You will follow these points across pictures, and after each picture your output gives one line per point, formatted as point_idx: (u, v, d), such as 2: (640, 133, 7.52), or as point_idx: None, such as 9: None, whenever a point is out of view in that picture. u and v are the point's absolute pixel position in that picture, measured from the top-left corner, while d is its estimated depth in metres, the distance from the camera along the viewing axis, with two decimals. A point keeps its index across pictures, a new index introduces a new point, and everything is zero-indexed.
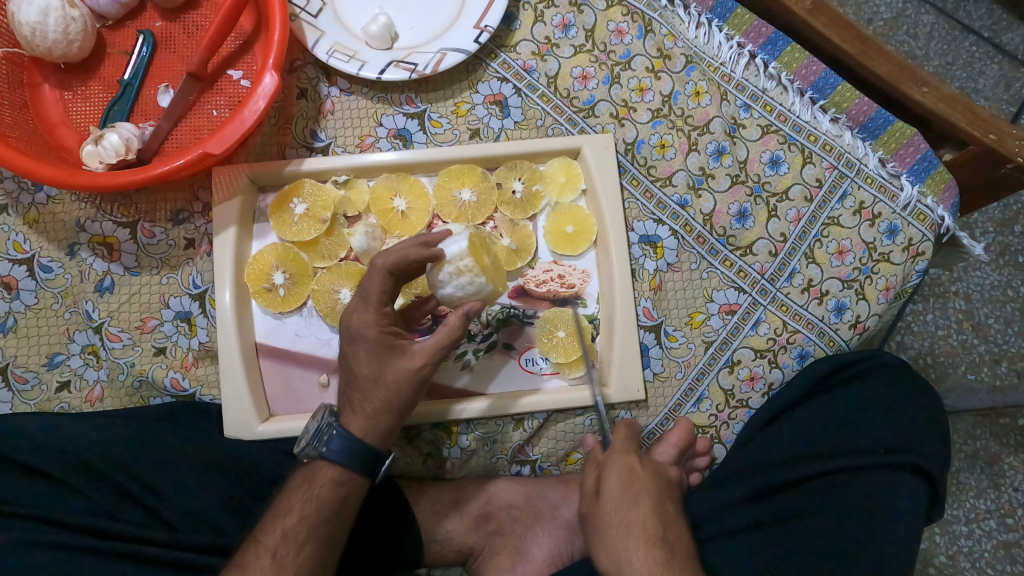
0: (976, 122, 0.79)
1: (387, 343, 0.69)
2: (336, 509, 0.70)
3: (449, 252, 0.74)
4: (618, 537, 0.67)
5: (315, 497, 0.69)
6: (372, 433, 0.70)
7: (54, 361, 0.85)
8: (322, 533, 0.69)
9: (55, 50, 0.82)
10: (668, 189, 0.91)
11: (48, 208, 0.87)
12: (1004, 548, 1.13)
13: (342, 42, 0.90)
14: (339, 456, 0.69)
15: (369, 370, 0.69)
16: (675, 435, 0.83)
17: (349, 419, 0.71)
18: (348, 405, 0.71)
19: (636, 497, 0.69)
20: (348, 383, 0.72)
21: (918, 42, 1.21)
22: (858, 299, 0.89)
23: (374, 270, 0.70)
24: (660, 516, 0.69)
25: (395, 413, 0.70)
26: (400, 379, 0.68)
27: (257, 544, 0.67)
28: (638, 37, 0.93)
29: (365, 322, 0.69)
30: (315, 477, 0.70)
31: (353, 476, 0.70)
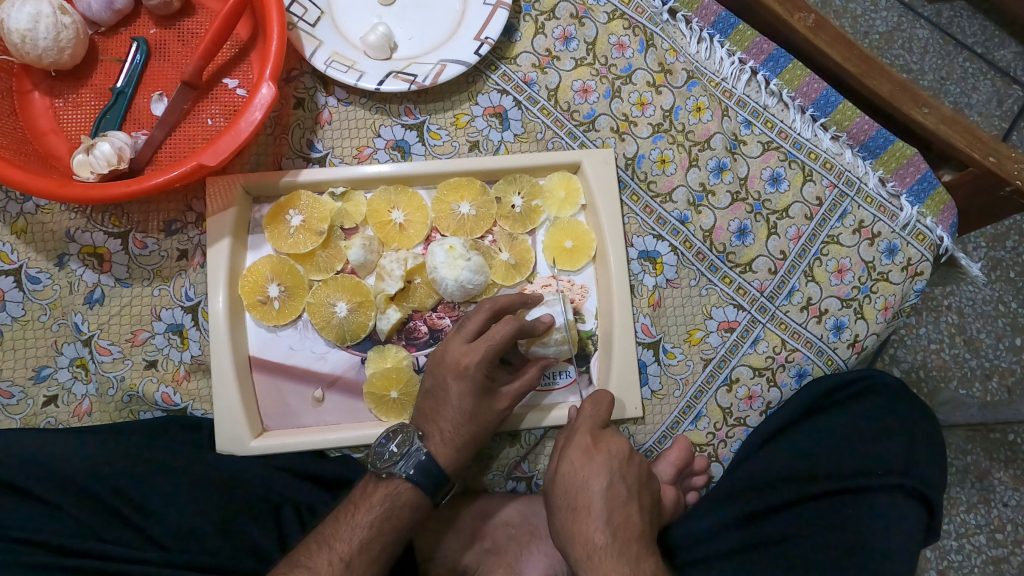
0: (976, 144, 0.79)
1: (486, 388, 0.76)
2: (408, 529, 0.71)
3: (557, 321, 0.82)
4: (565, 519, 0.69)
5: (394, 516, 0.70)
6: (454, 464, 0.75)
7: (41, 375, 0.83)
8: (392, 550, 0.70)
9: (45, 57, 0.80)
10: (668, 205, 0.91)
11: (37, 218, 0.86)
12: (993, 564, 1.13)
13: (340, 51, 0.88)
14: (426, 480, 0.72)
15: (469, 408, 0.75)
16: (586, 412, 0.75)
17: (435, 445, 0.74)
18: (435, 432, 0.75)
19: (586, 480, 0.70)
20: (436, 413, 0.76)
21: (913, 56, 1.21)
22: (857, 318, 0.89)
23: (479, 310, 0.77)
24: (609, 505, 0.68)
25: (477, 446, 0.77)
26: (490, 418, 0.76)
27: (330, 549, 0.68)
28: (639, 51, 0.93)
29: (477, 363, 0.74)
30: (396, 495, 0.71)
31: (427, 500, 0.73)
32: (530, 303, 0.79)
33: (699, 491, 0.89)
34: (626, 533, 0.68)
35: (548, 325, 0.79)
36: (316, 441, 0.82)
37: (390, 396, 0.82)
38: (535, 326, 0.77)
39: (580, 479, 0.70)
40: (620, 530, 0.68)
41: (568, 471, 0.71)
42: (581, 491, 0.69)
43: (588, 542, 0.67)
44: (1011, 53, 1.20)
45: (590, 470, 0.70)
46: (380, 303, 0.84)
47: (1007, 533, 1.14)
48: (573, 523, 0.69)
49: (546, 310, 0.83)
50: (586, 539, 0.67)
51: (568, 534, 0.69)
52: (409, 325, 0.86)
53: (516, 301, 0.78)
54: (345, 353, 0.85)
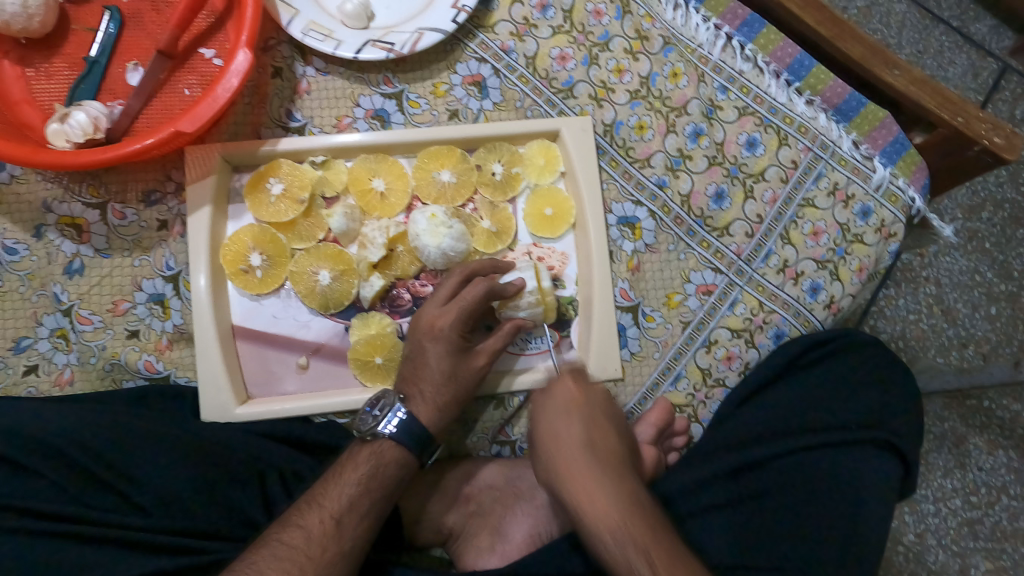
0: (945, 104, 0.81)
1: (462, 347, 0.78)
2: (395, 489, 0.72)
3: (529, 284, 0.83)
4: (549, 448, 0.70)
5: (380, 474, 0.72)
6: (437, 423, 0.76)
7: (21, 346, 0.83)
8: (380, 507, 0.71)
9: (14, 23, 0.79)
10: (647, 170, 0.92)
11: (13, 189, 0.85)
12: (968, 525, 1.16)
13: (317, 20, 0.88)
14: (410, 439, 0.73)
15: (446, 368, 0.77)
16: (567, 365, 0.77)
17: (417, 405, 0.76)
18: (416, 393, 0.76)
19: (569, 413, 0.71)
20: (415, 375, 0.77)
21: (890, 31, 1.23)
22: (833, 279, 0.91)
23: (452, 274, 0.80)
24: (592, 433, 0.70)
25: (459, 406, 0.78)
26: (468, 376, 0.78)
27: (319, 508, 0.69)
28: (616, 18, 0.94)
29: (450, 325, 0.77)
30: (382, 453, 0.72)
31: (413, 459, 0.74)
32: (501, 268, 0.82)
33: (679, 451, 0.91)
34: (606, 455, 0.69)
35: (517, 288, 0.81)
36: (302, 407, 0.83)
37: (374, 362, 0.83)
38: (506, 290, 0.79)
39: (563, 412, 0.71)
40: (601, 452, 0.69)
41: (550, 407, 0.72)
42: (563, 423, 0.70)
43: (568, 461, 0.68)
44: (986, 27, 1.23)
45: (572, 402, 0.72)
46: (363, 271, 0.84)
47: (982, 496, 1.17)
48: (557, 452, 0.69)
49: (518, 275, 0.84)
50: (569, 463, 0.68)
51: (550, 456, 0.70)
52: (392, 293, 0.86)
53: (486, 266, 0.81)
54: (329, 321, 0.85)
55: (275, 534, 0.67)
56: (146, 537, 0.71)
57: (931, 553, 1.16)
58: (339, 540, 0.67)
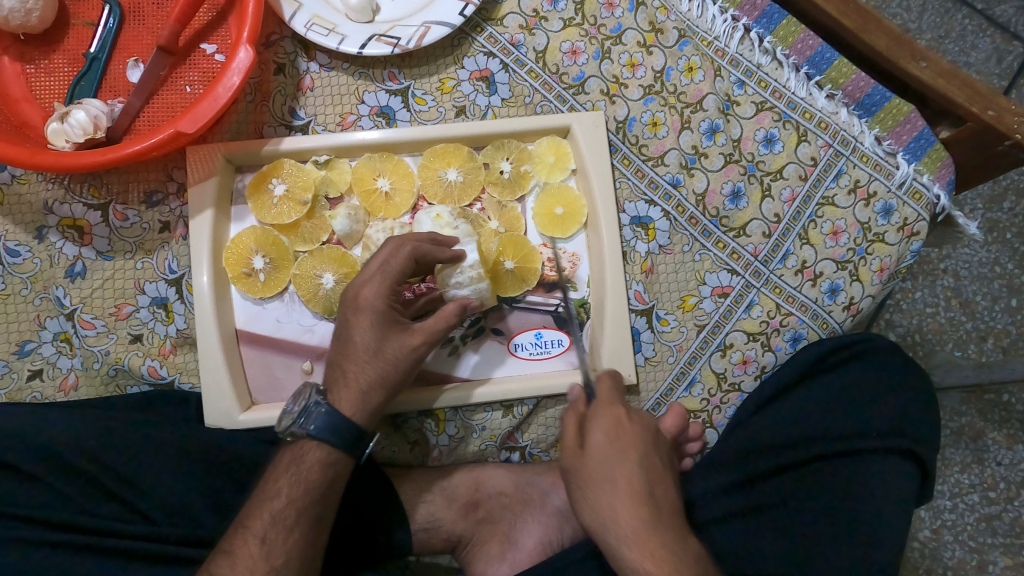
0: (974, 98, 0.77)
1: (391, 320, 0.70)
2: (324, 491, 0.67)
3: (469, 256, 0.76)
4: (604, 494, 0.66)
5: (303, 479, 0.67)
6: (359, 410, 0.69)
7: (25, 350, 0.82)
8: (312, 515, 0.67)
9: (12, 19, 0.77)
10: (660, 168, 0.89)
11: (14, 189, 0.83)
12: (985, 521, 1.13)
13: (320, 14, 0.86)
14: (335, 437, 0.67)
15: (371, 343, 0.69)
16: (605, 387, 0.74)
17: (339, 391, 0.69)
18: (338, 379, 0.70)
19: (624, 453, 0.68)
20: (341, 356, 0.71)
21: (911, 14, 1.18)
22: (852, 280, 0.88)
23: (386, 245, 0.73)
24: (648, 478, 0.67)
25: (388, 389, 0.70)
26: (399, 354, 0.69)
27: (245, 529, 0.65)
28: (629, 10, 0.90)
29: (376, 294, 0.70)
30: (303, 455, 0.68)
31: (341, 455, 0.68)
32: (439, 242, 0.74)
33: (694, 457, 0.87)
34: (664, 507, 0.67)
35: (454, 257, 0.73)
36: None
37: None
38: (438, 254, 0.72)
39: (617, 451, 0.68)
40: (658, 502, 0.66)
41: (600, 445, 0.68)
42: (618, 465, 0.67)
43: (631, 514, 0.65)
44: (1012, 8, 1.18)
45: (625, 443, 0.69)
46: None
47: (1000, 491, 1.13)
48: (613, 497, 0.65)
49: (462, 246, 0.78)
50: (630, 517, 0.64)
51: (607, 507, 0.65)
52: None
53: (426, 240, 0.72)
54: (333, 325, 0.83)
55: (207, 562, 0.65)
56: (148, 547, 0.70)
57: (947, 549, 1.13)
58: (269, 557, 0.64)
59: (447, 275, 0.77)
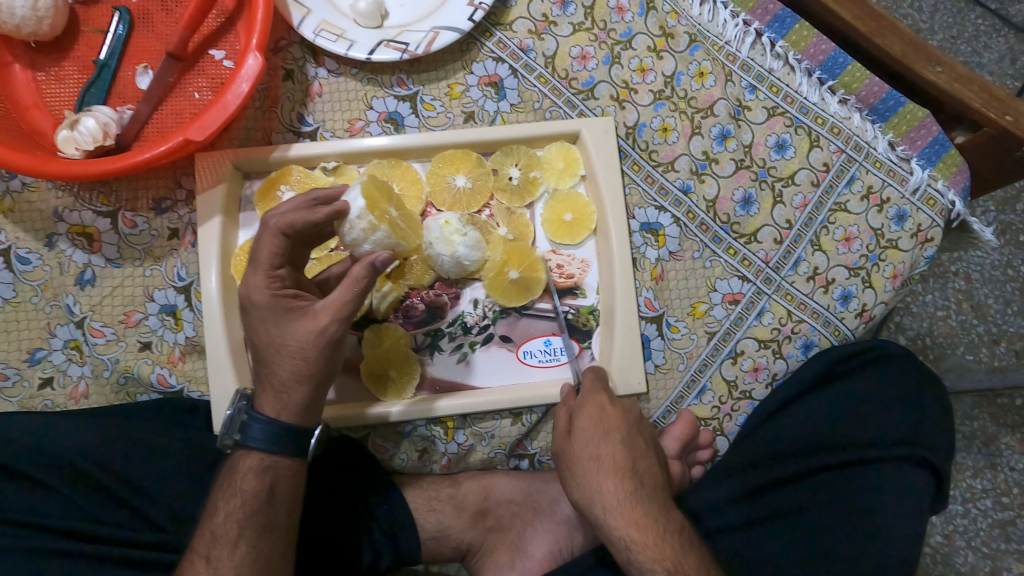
0: (992, 103, 0.76)
1: (283, 310, 0.65)
2: (263, 499, 0.65)
3: (354, 206, 0.71)
4: (589, 471, 0.66)
5: (235, 492, 0.65)
6: (287, 408, 0.66)
7: (36, 357, 0.82)
8: (256, 525, 0.64)
9: (24, 27, 0.77)
10: (670, 174, 0.88)
11: (25, 197, 0.84)
12: (998, 527, 1.12)
13: (329, 20, 0.85)
14: (267, 440, 0.65)
15: (272, 340, 0.65)
16: (589, 381, 0.74)
17: (263, 396, 0.67)
18: (260, 384, 0.67)
19: (607, 433, 0.68)
20: (256, 361, 0.67)
21: (923, 15, 1.16)
22: (865, 287, 0.87)
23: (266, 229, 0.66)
24: (633, 456, 0.67)
25: (307, 380, 0.65)
26: (302, 342, 0.64)
27: (192, 552, 0.64)
28: (639, 14, 0.89)
29: (254, 288, 0.66)
30: (235, 468, 0.66)
31: (279, 459, 0.66)
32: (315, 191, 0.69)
33: (703, 465, 0.87)
34: (651, 482, 0.67)
35: (337, 214, 0.66)
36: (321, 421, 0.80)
37: (387, 374, 0.82)
38: (308, 216, 0.65)
39: (600, 431, 0.68)
40: (643, 479, 0.66)
41: (585, 427, 0.69)
42: (602, 443, 0.67)
43: (617, 492, 0.65)
44: None
45: (609, 424, 0.69)
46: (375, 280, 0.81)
47: (1014, 497, 1.12)
48: (597, 475, 0.66)
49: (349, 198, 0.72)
50: (616, 491, 0.65)
51: (591, 484, 0.66)
52: (405, 303, 0.84)
53: (298, 207, 0.66)
54: None
55: None
56: (155, 557, 0.70)
57: (960, 555, 1.12)
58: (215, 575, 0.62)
59: (341, 232, 0.73)
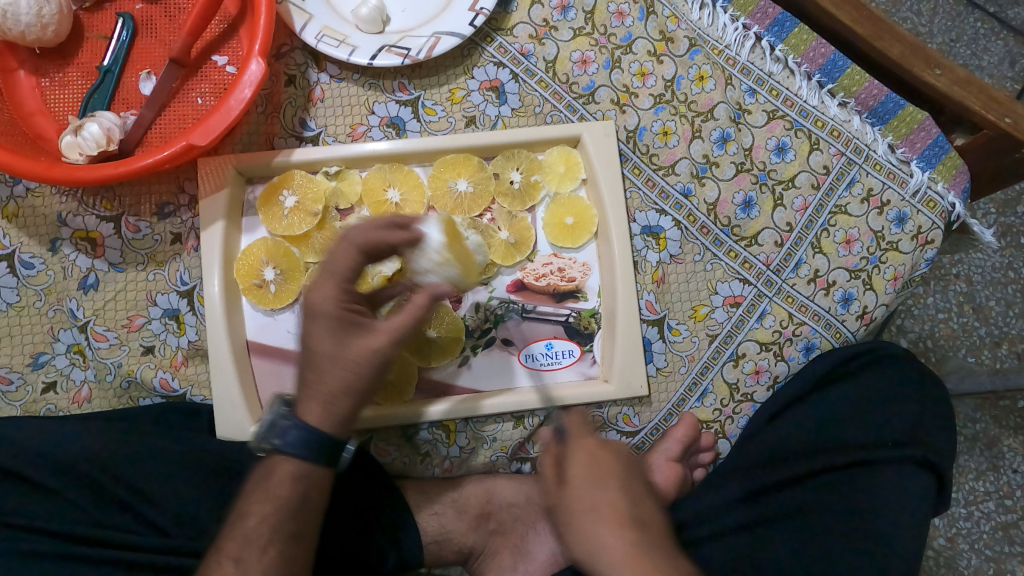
0: (992, 105, 0.76)
1: (347, 323, 0.63)
2: (296, 507, 0.63)
3: (432, 239, 0.73)
4: (586, 521, 0.62)
5: (269, 496, 0.62)
6: (328, 420, 0.63)
7: (39, 362, 0.82)
8: (285, 531, 0.62)
9: (28, 34, 0.78)
10: (671, 178, 0.88)
11: (28, 203, 0.84)
12: (1002, 529, 1.12)
13: (331, 26, 0.86)
14: (304, 450, 0.62)
15: (330, 351, 0.62)
16: (573, 423, 0.72)
17: (306, 403, 0.63)
18: (302, 391, 0.64)
19: (603, 480, 0.65)
20: (305, 367, 0.64)
21: (922, 18, 1.17)
22: (866, 289, 0.87)
23: (340, 242, 0.65)
24: (630, 502, 0.64)
25: (354, 396, 0.63)
26: (361, 358, 0.62)
27: (218, 551, 0.62)
28: (640, 19, 0.90)
29: (325, 297, 0.63)
30: (268, 473, 0.63)
31: (312, 470, 0.64)
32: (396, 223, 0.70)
33: (706, 467, 0.88)
34: (654, 530, 0.63)
35: (411, 239, 0.68)
36: None
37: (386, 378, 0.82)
38: (388, 237, 0.65)
39: (595, 479, 0.65)
40: (647, 527, 0.63)
41: (578, 475, 0.66)
42: (599, 491, 0.64)
43: (620, 541, 0.60)
44: None
45: (601, 471, 0.66)
46: None
47: (1017, 499, 1.12)
48: (596, 522, 0.61)
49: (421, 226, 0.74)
50: (618, 539, 0.60)
51: (592, 536, 0.61)
52: None
53: (375, 226, 0.66)
54: None
55: None
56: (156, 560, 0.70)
57: (963, 558, 1.11)
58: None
59: (412, 258, 0.72)
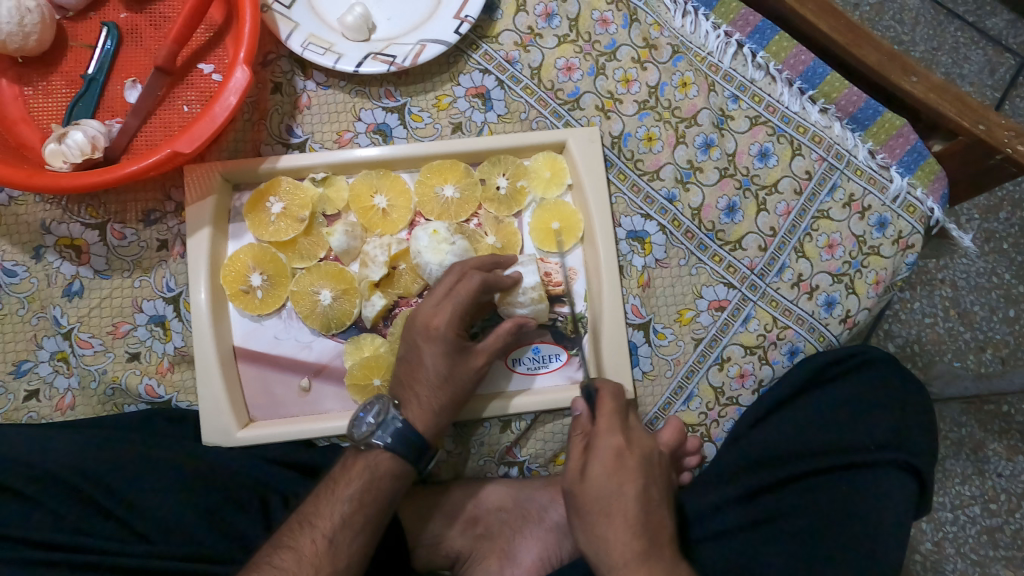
0: (966, 112, 0.77)
1: (458, 347, 0.74)
2: (389, 502, 0.71)
3: (528, 280, 0.79)
4: (600, 526, 0.67)
5: (374, 487, 0.70)
6: (434, 427, 0.75)
7: (21, 370, 0.82)
8: (376, 523, 0.70)
9: (10, 42, 0.78)
10: (655, 183, 0.89)
11: (12, 210, 0.84)
12: (987, 534, 1.13)
13: (317, 33, 0.86)
14: (406, 449, 0.72)
15: (444, 370, 0.74)
16: (606, 406, 0.71)
17: (413, 411, 0.74)
18: (411, 399, 0.74)
19: (620, 486, 0.67)
20: (411, 378, 0.74)
21: (904, 27, 1.19)
22: (848, 293, 0.88)
23: (455, 273, 0.74)
24: (643, 510, 0.67)
25: (455, 406, 0.76)
26: (466, 377, 0.75)
27: (312, 527, 0.68)
28: (623, 26, 0.91)
29: (447, 324, 0.73)
30: (376, 466, 0.71)
31: (408, 467, 0.73)
32: (502, 262, 0.77)
33: (692, 471, 0.87)
34: (657, 532, 0.68)
35: (514, 282, 0.77)
36: (303, 431, 0.80)
37: (372, 385, 0.81)
38: (502, 279, 0.75)
39: (615, 483, 0.67)
40: (652, 533, 0.68)
41: (598, 475, 0.68)
42: (615, 498, 0.67)
43: (624, 549, 0.66)
44: (1003, 21, 1.18)
45: (624, 475, 0.68)
46: (364, 289, 0.82)
47: (1002, 504, 1.13)
48: (607, 526, 0.67)
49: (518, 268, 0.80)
50: (623, 548, 0.66)
51: (600, 538, 0.67)
52: (395, 311, 0.84)
53: (487, 262, 0.76)
54: (330, 341, 0.84)
55: (268, 555, 0.66)
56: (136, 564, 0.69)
57: (949, 562, 1.12)
58: (335, 558, 0.66)
59: (511, 294, 0.78)
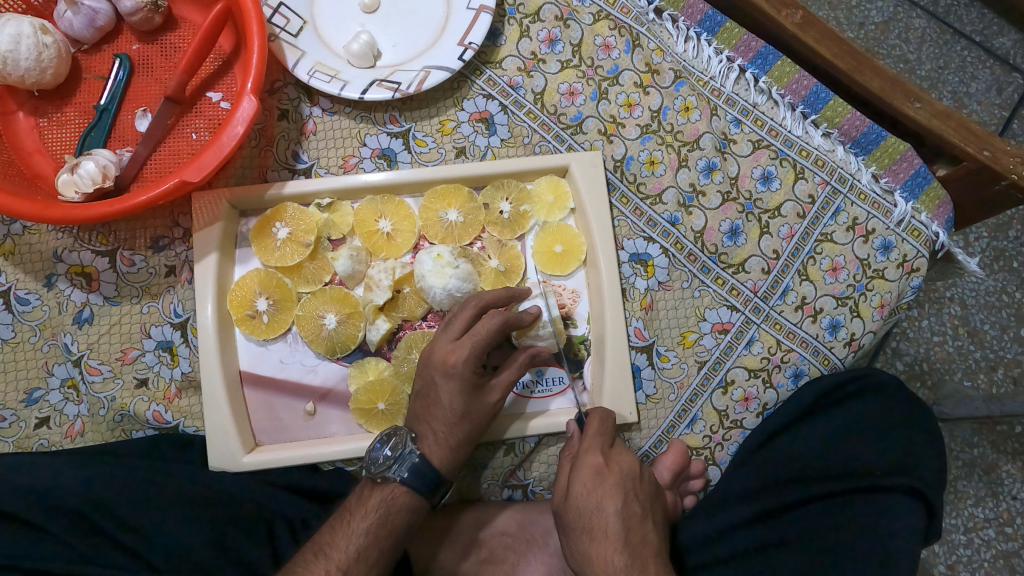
0: (970, 139, 0.77)
1: (476, 384, 0.75)
2: (403, 535, 0.72)
3: (544, 316, 0.82)
4: (582, 542, 0.68)
5: (390, 521, 0.71)
6: (450, 463, 0.75)
7: (32, 398, 0.83)
8: (390, 556, 0.71)
9: (28, 78, 0.79)
10: (658, 207, 0.90)
11: (25, 240, 0.86)
12: (1003, 558, 1.11)
13: (324, 61, 0.88)
14: (421, 483, 0.72)
15: (460, 407, 0.74)
16: (593, 429, 0.74)
17: (429, 447, 0.74)
18: (428, 435, 0.75)
19: (599, 503, 0.69)
20: (427, 413, 0.75)
21: (910, 46, 1.19)
22: (853, 316, 0.88)
23: (464, 307, 0.76)
24: (625, 526, 0.68)
25: (472, 442, 0.77)
26: (483, 413, 0.76)
27: (326, 558, 0.69)
28: (626, 51, 0.92)
29: (465, 362, 0.73)
30: (392, 499, 0.71)
31: (422, 502, 0.73)
32: (516, 298, 0.78)
33: (697, 494, 0.87)
34: (642, 549, 0.68)
35: (534, 317, 0.76)
36: (309, 454, 0.81)
37: (377, 409, 0.82)
38: (522, 318, 0.75)
39: (595, 500, 0.69)
40: (638, 550, 0.68)
41: (580, 493, 0.70)
42: (595, 514, 0.68)
43: (607, 564, 0.66)
44: (1010, 41, 1.18)
45: (604, 491, 0.69)
46: (368, 314, 0.83)
47: (1018, 527, 1.12)
48: (590, 543, 0.68)
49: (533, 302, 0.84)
50: (606, 563, 0.66)
51: (585, 555, 0.68)
52: (399, 335, 0.85)
53: (502, 297, 0.77)
54: (335, 365, 0.84)
55: None
56: None
57: None
58: None
59: (530, 332, 0.81)
